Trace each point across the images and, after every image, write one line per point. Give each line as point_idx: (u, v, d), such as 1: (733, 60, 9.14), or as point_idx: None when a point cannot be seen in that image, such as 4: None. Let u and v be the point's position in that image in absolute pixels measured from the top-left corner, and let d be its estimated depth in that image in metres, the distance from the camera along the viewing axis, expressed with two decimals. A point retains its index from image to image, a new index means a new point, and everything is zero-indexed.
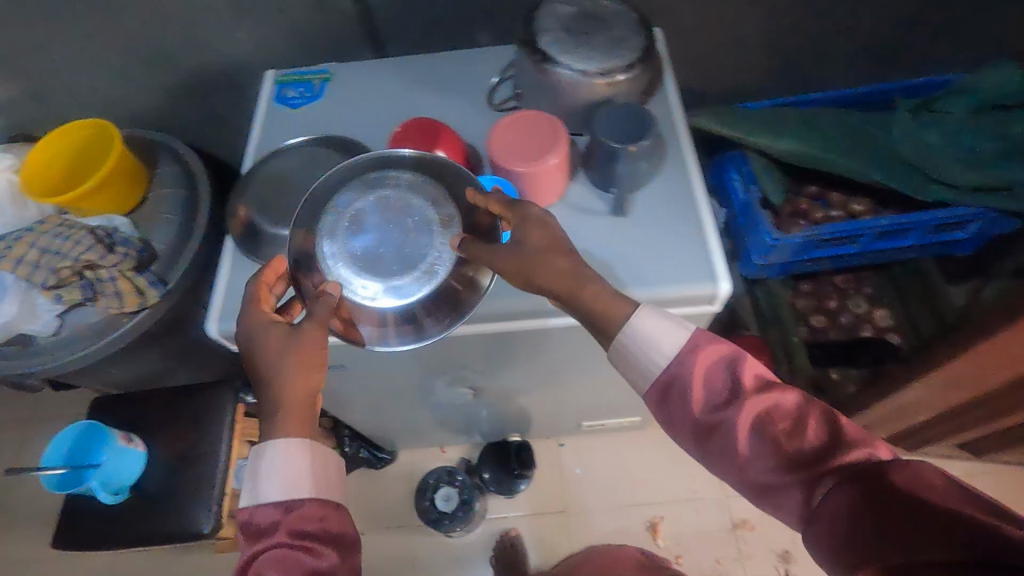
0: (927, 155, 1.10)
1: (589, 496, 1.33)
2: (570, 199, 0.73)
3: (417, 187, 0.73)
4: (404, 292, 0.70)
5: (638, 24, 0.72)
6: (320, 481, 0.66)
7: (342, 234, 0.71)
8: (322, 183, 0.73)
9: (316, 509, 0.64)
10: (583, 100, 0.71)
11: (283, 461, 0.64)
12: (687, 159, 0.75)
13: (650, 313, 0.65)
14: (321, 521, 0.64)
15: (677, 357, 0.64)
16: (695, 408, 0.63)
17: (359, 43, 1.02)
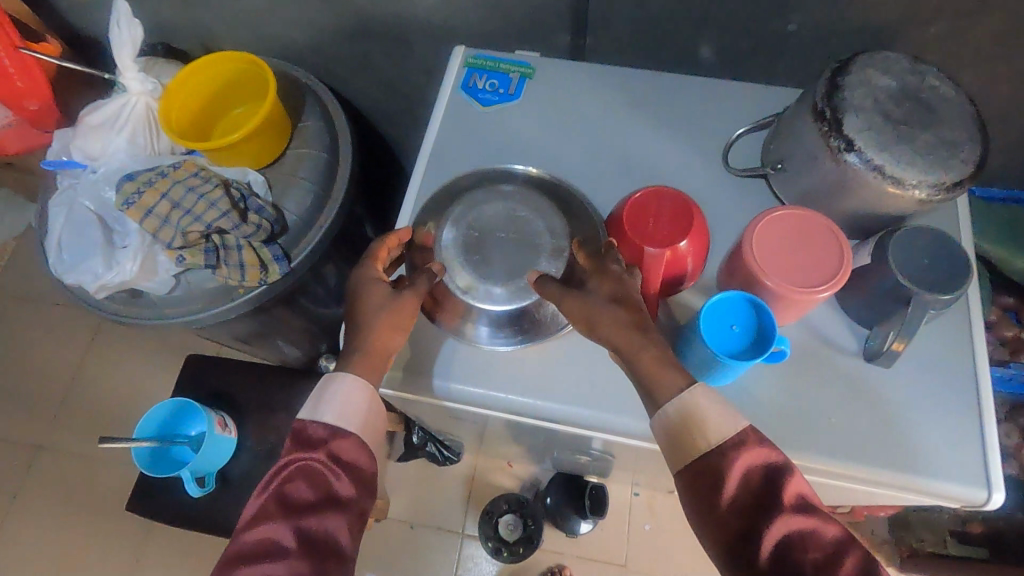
0: None
1: (652, 558, 1.24)
2: (809, 320, 0.59)
3: (548, 209, 0.63)
4: (498, 300, 0.60)
5: (978, 130, 0.55)
6: (373, 419, 0.56)
7: (465, 218, 0.62)
8: (462, 180, 0.66)
9: (361, 442, 0.54)
10: (868, 206, 0.56)
11: (342, 389, 0.55)
12: (972, 329, 0.58)
13: (702, 390, 0.50)
14: (356, 461, 0.54)
15: (719, 448, 0.49)
16: (717, 505, 0.48)
17: (559, 27, 0.84)
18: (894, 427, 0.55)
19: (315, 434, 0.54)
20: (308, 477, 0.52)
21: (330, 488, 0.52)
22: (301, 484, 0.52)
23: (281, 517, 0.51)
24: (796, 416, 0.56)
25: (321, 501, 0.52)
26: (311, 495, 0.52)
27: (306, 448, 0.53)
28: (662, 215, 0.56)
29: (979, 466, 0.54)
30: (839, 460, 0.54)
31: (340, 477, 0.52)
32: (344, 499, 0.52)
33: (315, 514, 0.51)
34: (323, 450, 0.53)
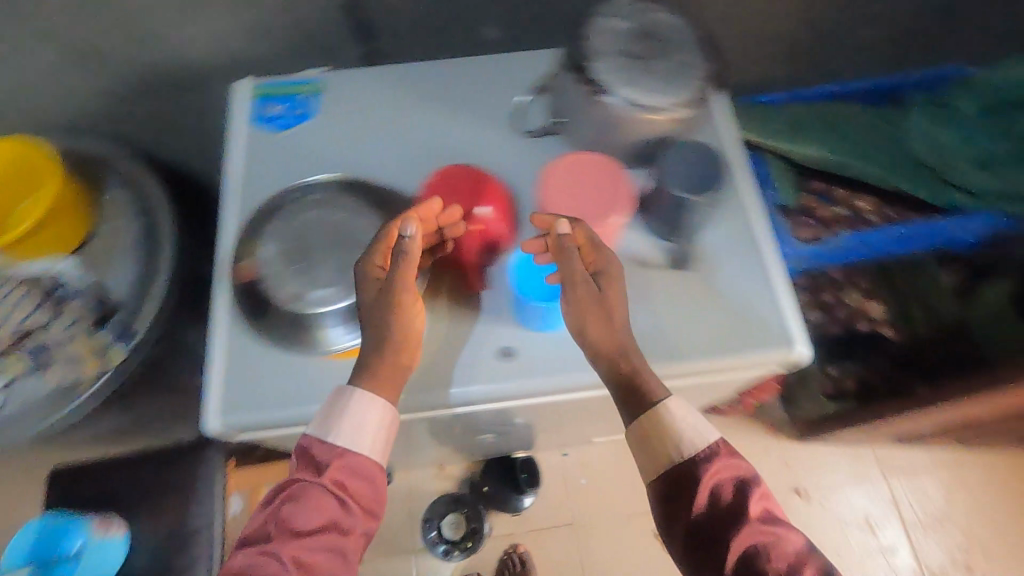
0: (942, 155, 1.03)
1: (596, 507, 1.30)
2: (624, 250, 0.64)
3: (361, 217, 0.64)
4: (331, 299, 0.60)
5: (705, 49, 0.63)
6: (383, 442, 0.58)
7: (286, 239, 0.63)
8: (272, 208, 0.66)
9: (368, 467, 0.57)
10: (638, 136, 0.63)
11: (355, 409, 0.56)
12: (751, 216, 0.66)
13: (680, 403, 0.57)
14: (365, 482, 0.57)
15: (692, 462, 0.55)
16: (692, 512, 0.54)
17: (342, 37, 0.85)
18: (716, 321, 0.62)
19: (320, 457, 0.56)
20: (314, 500, 0.54)
21: (336, 514, 0.55)
22: (306, 509, 0.54)
23: (286, 539, 0.53)
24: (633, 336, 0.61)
25: (327, 528, 0.54)
26: (315, 521, 0.54)
27: (312, 473, 0.56)
28: (450, 191, 0.62)
29: (782, 328, 0.62)
30: (672, 363, 0.61)
31: (345, 503, 0.55)
32: (348, 526, 0.55)
33: (318, 538, 0.53)
34: (331, 474, 0.56)
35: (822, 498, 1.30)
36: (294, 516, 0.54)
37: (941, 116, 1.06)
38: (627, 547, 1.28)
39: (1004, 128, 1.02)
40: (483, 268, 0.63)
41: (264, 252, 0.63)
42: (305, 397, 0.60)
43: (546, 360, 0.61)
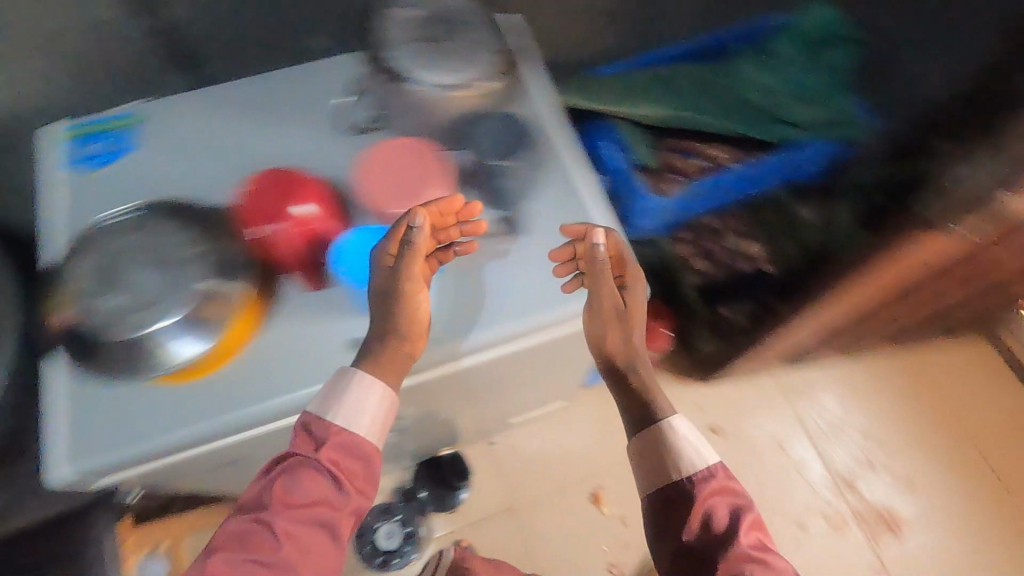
0: (772, 98, 1.10)
1: (530, 488, 1.32)
2: (458, 227, 0.66)
3: (180, 236, 0.63)
4: (155, 318, 0.59)
5: (493, 27, 0.70)
6: (381, 421, 0.62)
7: (105, 270, 0.62)
8: (91, 244, 0.64)
9: (363, 447, 0.61)
10: (449, 114, 0.68)
11: (356, 390, 0.59)
12: (573, 172, 0.70)
13: (681, 425, 0.65)
14: (359, 460, 0.60)
15: (687, 479, 0.63)
16: (686, 525, 0.61)
17: (163, 66, 0.88)
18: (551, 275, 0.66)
19: (319, 434, 0.59)
20: (309, 473, 0.57)
21: (330, 489, 0.58)
22: (298, 483, 0.57)
23: (279, 509, 0.56)
24: (476, 305, 0.65)
25: (322, 502, 0.57)
26: (308, 496, 0.57)
27: (309, 449, 0.59)
28: (265, 196, 0.64)
29: None
30: (516, 322, 0.65)
31: (339, 481, 0.58)
32: (339, 504, 0.58)
33: (309, 510, 0.56)
34: (329, 452, 0.59)
35: (735, 430, 1.38)
36: (291, 486, 0.57)
37: (769, 63, 1.12)
38: (566, 519, 1.30)
39: (824, 65, 1.09)
40: (313, 264, 0.63)
41: (85, 286, 0.62)
42: (150, 428, 0.59)
43: None
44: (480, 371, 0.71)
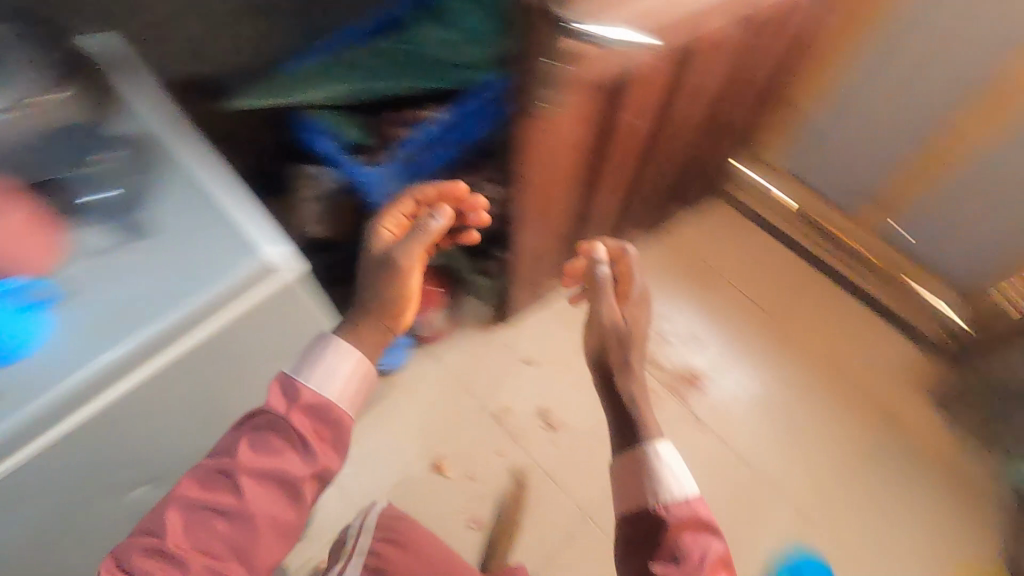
0: (452, 50, 1.10)
1: (375, 484, 1.32)
2: (78, 251, 0.65)
3: None
4: None
5: (34, 40, 0.68)
6: (354, 388, 0.76)
7: None
8: None
9: (331, 412, 0.74)
10: (7, 143, 0.63)
11: (331, 362, 0.75)
12: (186, 163, 0.73)
13: (668, 461, 0.73)
14: (323, 426, 0.73)
15: (660, 505, 0.71)
16: (657, 555, 0.67)
17: None
18: (190, 261, 0.67)
19: (290, 398, 0.73)
20: (275, 433, 0.71)
21: (291, 449, 0.70)
22: (268, 439, 0.70)
23: (239, 464, 0.68)
24: (113, 316, 0.64)
25: (278, 463, 0.69)
26: (275, 450, 0.70)
27: (280, 408, 0.72)
28: None
29: (248, 239, 0.69)
30: (162, 317, 0.64)
31: (304, 445, 0.71)
32: (301, 462, 0.70)
33: (275, 462, 0.69)
34: (293, 415, 0.71)
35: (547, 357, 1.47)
36: (251, 443, 0.70)
37: (443, 18, 1.10)
38: (418, 499, 1.31)
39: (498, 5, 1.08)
40: None
41: None
42: None
43: (29, 387, 0.60)
44: (171, 373, 0.69)
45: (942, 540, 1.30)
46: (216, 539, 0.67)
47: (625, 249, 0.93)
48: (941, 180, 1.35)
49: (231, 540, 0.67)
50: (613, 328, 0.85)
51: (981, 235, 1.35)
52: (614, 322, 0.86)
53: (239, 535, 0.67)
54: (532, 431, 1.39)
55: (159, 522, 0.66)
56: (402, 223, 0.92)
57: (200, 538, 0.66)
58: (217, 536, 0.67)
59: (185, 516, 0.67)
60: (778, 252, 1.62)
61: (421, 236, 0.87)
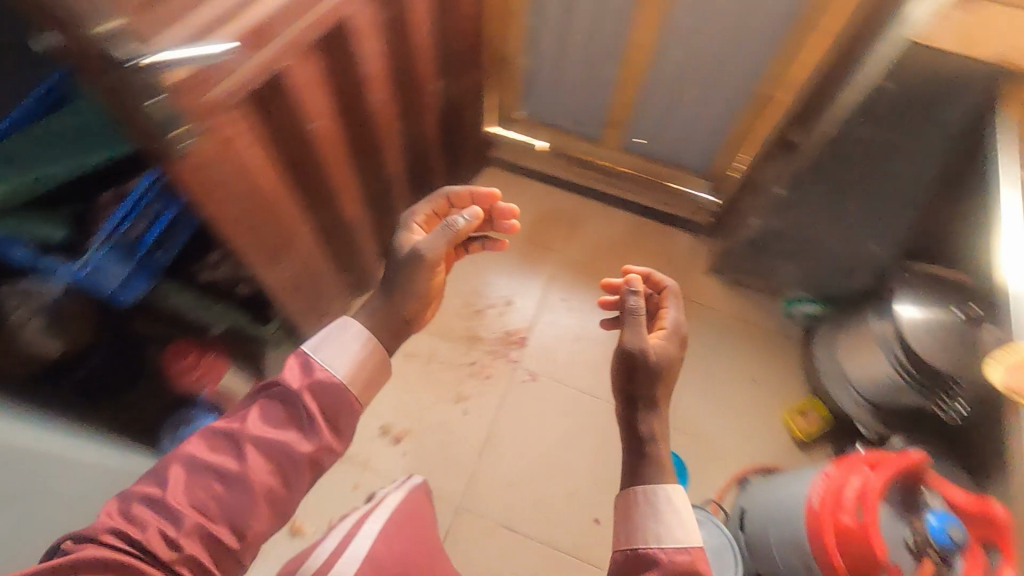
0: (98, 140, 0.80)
1: None
2: None
3: None
4: None
5: None
6: (368, 374, 0.80)
7: None
8: None
9: (343, 393, 0.76)
10: None
11: (345, 343, 0.80)
12: None
13: (675, 498, 0.71)
14: (335, 404, 0.75)
15: (655, 543, 0.68)
16: None
17: None
18: None
19: (299, 377, 0.76)
20: (286, 404, 0.74)
21: (296, 427, 0.73)
22: (275, 413, 0.73)
23: (248, 430, 0.71)
24: None
25: (280, 437, 0.71)
26: (280, 424, 0.73)
27: (294, 379, 0.75)
28: None
29: None
30: None
31: (305, 422, 0.73)
32: (304, 438, 0.72)
33: (279, 433, 0.71)
34: (306, 393, 0.74)
35: None
36: (259, 414, 0.73)
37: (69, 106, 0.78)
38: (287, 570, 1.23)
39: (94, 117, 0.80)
40: None
41: None
42: None
43: None
44: None
45: (754, 390, 1.46)
46: (212, 497, 0.67)
47: (666, 287, 0.94)
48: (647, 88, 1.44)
49: (225, 502, 0.67)
50: (643, 369, 0.81)
51: (694, 124, 1.49)
52: (640, 353, 0.82)
53: (234, 500, 0.67)
54: (380, 451, 1.35)
55: (160, 478, 0.67)
56: (424, 220, 1.00)
57: (196, 498, 0.66)
58: (212, 498, 0.67)
59: (186, 473, 0.68)
60: (555, 194, 1.72)
61: (445, 230, 0.91)
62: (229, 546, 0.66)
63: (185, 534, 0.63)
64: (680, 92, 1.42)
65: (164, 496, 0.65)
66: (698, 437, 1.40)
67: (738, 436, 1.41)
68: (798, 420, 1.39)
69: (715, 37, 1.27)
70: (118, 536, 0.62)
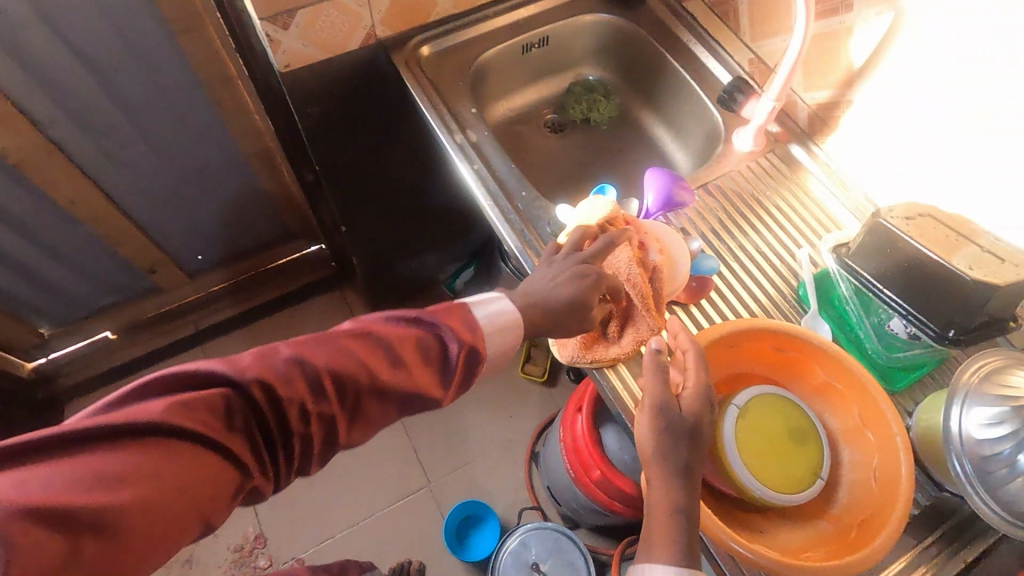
0: None
1: None
2: None
3: None
4: None
5: None
6: (503, 354, 0.54)
7: None
8: None
9: (481, 358, 0.52)
10: None
11: (499, 312, 0.54)
12: None
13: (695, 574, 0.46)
14: (479, 356, 0.52)
15: None
16: None
17: None
18: None
19: (462, 321, 0.52)
20: (434, 341, 0.50)
21: (448, 375, 0.50)
22: (428, 344, 0.50)
23: (395, 346, 0.48)
24: None
25: (418, 374, 0.48)
26: (423, 364, 0.49)
27: (465, 322, 0.52)
28: None
29: None
30: None
31: (444, 376, 0.50)
32: (436, 383, 0.50)
33: (418, 379, 0.48)
34: (463, 342, 0.51)
35: None
36: (432, 338, 0.50)
37: None
38: None
39: None
40: None
41: None
42: None
43: None
44: None
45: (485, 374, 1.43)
46: (325, 410, 0.44)
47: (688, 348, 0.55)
48: (141, 219, 1.18)
49: (335, 420, 0.45)
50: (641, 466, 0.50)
51: (231, 214, 1.28)
52: (661, 416, 0.51)
53: (351, 413, 0.46)
54: None
55: (301, 343, 0.45)
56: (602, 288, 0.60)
57: (320, 391, 0.44)
58: (336, 401, 0.45)
59: (327, 362, 0.45)
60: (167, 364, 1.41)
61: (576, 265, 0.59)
62: (327, 449, 0.46)
63: (307, 426, 0.44)
64: (179, 201, 1.18)
65: (313, 369, 0.44)
66: (475, 458, 1.34)
67: (503, 422, 1.38)
68: (528, 367, 1.41)
69: (145, 143, 1.04)
70: (243, 397, 0.41)
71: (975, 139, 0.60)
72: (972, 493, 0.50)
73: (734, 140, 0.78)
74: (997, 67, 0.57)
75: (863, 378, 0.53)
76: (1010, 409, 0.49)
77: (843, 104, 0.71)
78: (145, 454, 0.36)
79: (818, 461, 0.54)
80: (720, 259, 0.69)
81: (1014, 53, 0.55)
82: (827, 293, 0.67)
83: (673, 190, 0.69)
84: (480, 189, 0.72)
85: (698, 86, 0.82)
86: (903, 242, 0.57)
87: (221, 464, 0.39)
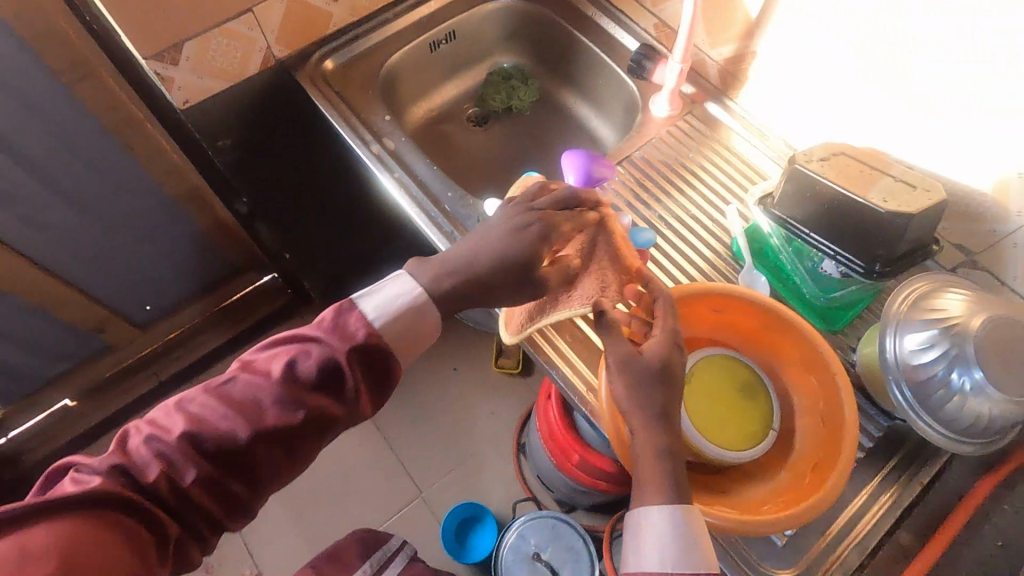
0: None
1: None
2: None
3: None
4: None
5: None
6: (414, 338, 0.52)
7: None
8: None
9: (384, 357, 0.50)
10: None
11: (393, 300, 0.52)
12: None
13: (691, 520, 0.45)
14: (377, 358, 0.50)
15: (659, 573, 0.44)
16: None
17: None
18: None
19: (346, 328, 0.49)
20: (317, 357, 0.48)
21: (345, 389, 0.48)
22: (309, 360, 0.47)
23: (273, 381, 0.46)
24: None
25: (307, 396, 0.47)
26: (309, 384, 0.47)
27: (347, 333, 0.49)
28: None
29: None
30: None
31: (343, 386, 0.48)
32: (334, 398, 0.48)
33: (310, 400, 0.47)
34: (347, 352, 0.48)
35: None
36: (308, 358, 0.48)
37: None
38: None
39: None
40: None
41: None
42: None
43: None
44: None
45: (461, 375, 1.43)
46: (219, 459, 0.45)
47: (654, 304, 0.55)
48: (78, 280, 1.13)
49: (238, 462, 0.45)
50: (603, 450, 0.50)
51: (173, 260, 1.24)
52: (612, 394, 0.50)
53: (253, 449, 0.45)
54: None
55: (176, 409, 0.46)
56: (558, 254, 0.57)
57: (205, 447, 0.44)
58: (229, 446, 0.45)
59: (201, 418, 0.45)
60: None
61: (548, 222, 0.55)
62: (253, 486, 0.47)
63: (208, 476, 0.44)
64: (114, 255, 1.14)
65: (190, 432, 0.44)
66: (464, 461, 1.34)
67: (485, 421, 1.38)
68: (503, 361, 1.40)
69: (64, 202, 1.00)
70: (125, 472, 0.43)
71: (975, 139, 0.56)
72: (916, 418, 0.51)
73: (651, 107, 0.77)
74: (997, 67, 0.52)
75: (791, 322, 0.54)
76: (937, 330, 0.50)
77: (748, 56, 0.71)
78: (52, 537, 0.39)
79: (769, 416, 0.55)
80: (653, 229, 0.69)
81: (1015, 53, 0.51)
82: (760, 245, 0.67)
83: (591, 168, 0.70)
84: (405, 198, 0.71)
85: (610, 58, 0.82)
86: (821, 185, 0.58)
87: (132, 527, 0.42)
